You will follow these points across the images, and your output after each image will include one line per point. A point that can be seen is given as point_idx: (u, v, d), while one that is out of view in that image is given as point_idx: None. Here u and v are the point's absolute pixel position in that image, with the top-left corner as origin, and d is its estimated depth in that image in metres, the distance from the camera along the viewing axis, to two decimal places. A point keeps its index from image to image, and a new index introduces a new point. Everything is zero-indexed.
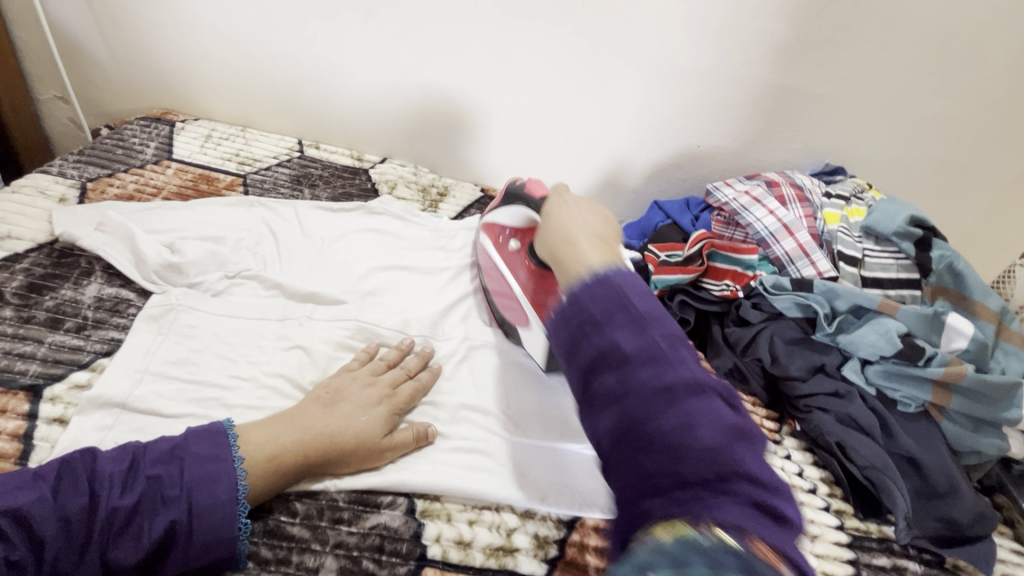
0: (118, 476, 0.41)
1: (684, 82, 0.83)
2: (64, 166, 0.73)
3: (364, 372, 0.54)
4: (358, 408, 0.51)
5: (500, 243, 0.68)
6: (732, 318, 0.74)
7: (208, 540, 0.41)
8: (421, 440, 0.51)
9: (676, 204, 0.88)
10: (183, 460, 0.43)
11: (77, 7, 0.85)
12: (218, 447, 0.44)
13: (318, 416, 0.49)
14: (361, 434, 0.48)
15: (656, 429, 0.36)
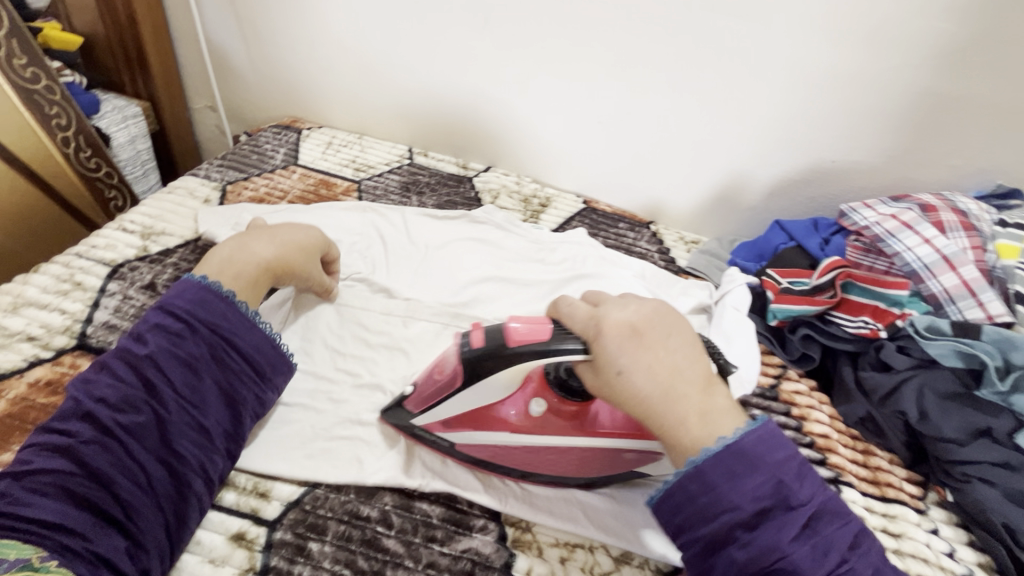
0: (160, 371, 0.45)
1: (821, 90, 0.75)
2: (210, 169, 0.81)
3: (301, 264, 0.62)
4: (279, 235, 0.57)
5: (505, 422, 0.49)
6: (869, 361, 0.64)
7: (250, 355, 0.49)
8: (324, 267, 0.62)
9: (802, 224, 0.79)
10: (204, 330, 0.47)
11: (229, 26, 0.94)
12: (201, 291, 0.49)
13: (265, 244, 0.55)
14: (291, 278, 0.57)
15: (784, 534, 0.38)
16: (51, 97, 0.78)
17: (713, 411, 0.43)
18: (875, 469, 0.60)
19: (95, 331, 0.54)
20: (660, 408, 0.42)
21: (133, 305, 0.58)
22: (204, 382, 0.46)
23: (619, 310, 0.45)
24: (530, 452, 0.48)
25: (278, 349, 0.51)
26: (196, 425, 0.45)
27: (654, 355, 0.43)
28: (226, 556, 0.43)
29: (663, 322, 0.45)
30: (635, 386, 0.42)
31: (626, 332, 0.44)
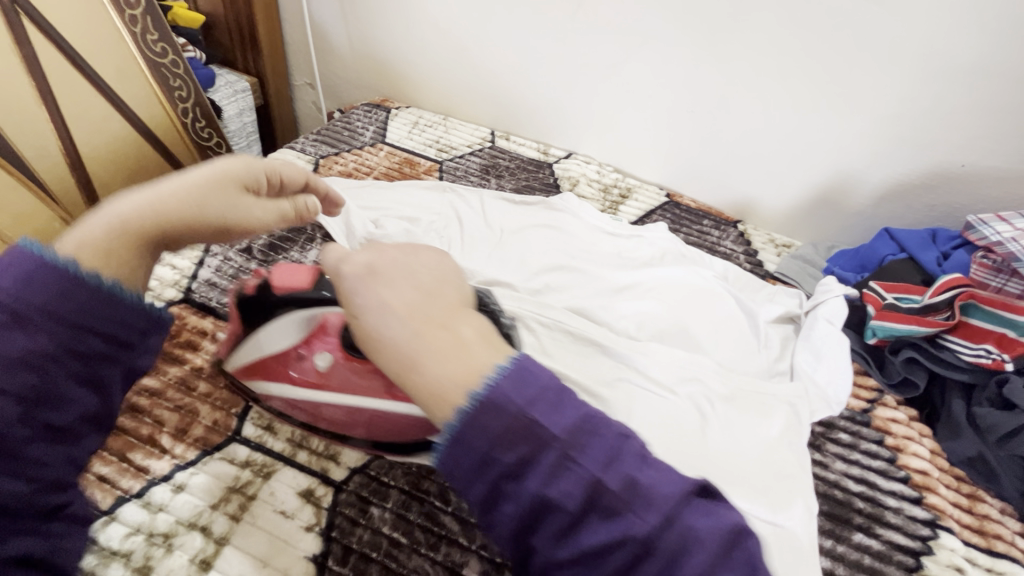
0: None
1: (960, 85, 0.67)
2: (306, 143, 0.86)
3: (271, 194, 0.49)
4: (214, 187, 0.41)
5: (288, 367, 0.47)
6: (987, 396, 0.57)
7: (118, 332, 0.34)
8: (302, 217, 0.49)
9: (917, 235, 0.71)
10: (18, 323, 0.31)
11: (333, 6, 0.98)
12: (25, 267, 0.32)
13: (215, 195, 0.41)
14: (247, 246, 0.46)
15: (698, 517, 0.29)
16: (176, 71, 0.86)
17: (478, 357, 0.31)
18: (982, 517, 0.53)
19: (198, 287, 0.59)
20: (434, 366, 0.31)
21: (231, 266, 0.62)
22: (52, 394, 0.32)
23: (385, 251, 0.37)
24: (340, 409, 0.45)
25: (149, 308, 0.36)
26: (92, 415, 0.34)
27: (400, 285, 0.35)
28: (296, 509, 0.44)
29: (422, 260, 0.37)
30: (371, 326, 0.33)
31: (361, 271, 0.35)
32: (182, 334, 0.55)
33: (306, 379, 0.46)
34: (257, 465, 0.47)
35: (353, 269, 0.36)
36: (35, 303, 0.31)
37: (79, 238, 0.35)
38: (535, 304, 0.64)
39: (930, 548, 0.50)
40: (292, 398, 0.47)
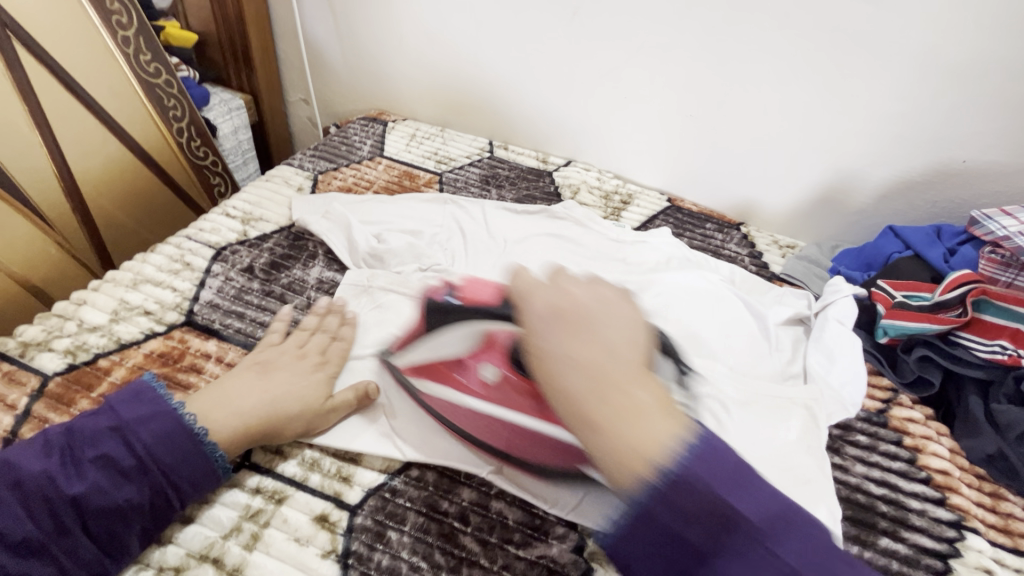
0: (85, 473, 0.40)
1: (960, 82, 0.67)
2: (303, 159, 0.85)
3: (293, 346, 0.54)
4: (294, 373, 0.50)
5: (456, 382, 0.49)
6: (1004, 391, 0.56)
7: (176, 481, 0.42)
8: (363, 399, 0.51)
9: (922, 232, 0.71)
10: (132, 435, 0.42)
11: (327, 22, 0.98)
12: (150, 401, 0.44)
13: (251, 388, 0.48)
14: (303, 399, 0.49)
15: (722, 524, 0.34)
16: (170, 91, 0.86)
17: (657, 426, 0.36)
18: (1007, 516, 0.52)
19: (200, 309, 0.58)
20: (621, 412, 0.37)
21: (233, 286, 0.61)
22: (128, 486, 0.40)
23: (621, 306, 0.45)
24: (491, 421, 0.47)
25: (207, 463, 0.44)
26: (144, 506, 0.41)
27: (598, 333, 0.41)
28: (310, 535, 0.43)
29: (619, 311, 0.45)
30: (551, 367, 0.40)
31: (581, 318, 0.42)
32: (185, 357, 0.53)
33: (466, 386, 0.49)
34: (269, 491, 0.45)
35: (539, 340, 0.42)
36: (143, 441, 0.42)
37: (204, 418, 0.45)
38: None
39: (958, 550, 0.49)
40: (422, 394, 0.50)
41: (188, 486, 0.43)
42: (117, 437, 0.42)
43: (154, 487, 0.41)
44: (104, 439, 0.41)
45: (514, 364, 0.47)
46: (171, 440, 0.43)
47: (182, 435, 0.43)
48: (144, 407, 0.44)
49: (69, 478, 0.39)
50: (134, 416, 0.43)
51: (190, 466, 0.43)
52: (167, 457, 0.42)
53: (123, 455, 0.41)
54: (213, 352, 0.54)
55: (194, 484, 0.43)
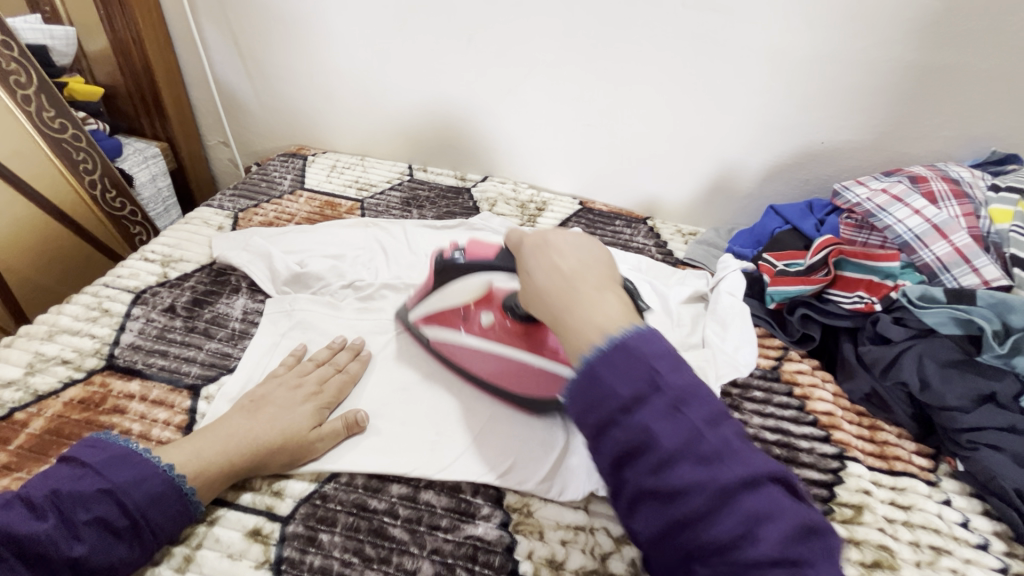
0: (50, 513, 0.40)
1: (806, 75, 0.77)
2: (223, 199, 0.86)
3: (291, 376, 0.55)
4: (281, 410, 0.51)
5: (462, 325, 0.62)
6: (868, 335, 0.63)
7: (145, 508, 0.42)
8: (351, 428, 0.53)
9: (796, 207, 0.80)
10: (98, 474, 0.42)
11: (236, 66, 1.01)
12: (110, 448, 0.44)
13: (239, 423, 0.49)
14: (288, 428, 0.50)
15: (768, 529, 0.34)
16: (77, 144, 0.85)
17: (610, 312, 0.43)
18: (883, 443, 0.60)
19: (121, 352, 0.59)
20: (562, 298, 0.45)
21: (155, 326, 0.62)
22: (99, 519, 0.41)
23: (556, 234, 0.51)
24: (505, 363, 0.58)
25: (177, 489, 0.44)
26: (114, 538, 0.41)
27: (561, 257, 0.48)
28: (243, 550, 0.45)
29: (574, 238, 0.50)
30: (538, 284, 0.48)
31: (537, 246, 0.50)
32: (107, 400, 0.54)
33: (469, 331, 0.61)
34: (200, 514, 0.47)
35: (532, 240, 0.51)
36: (109, 478, 0.42)
37: (191, 456, 0.46)
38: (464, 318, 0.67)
39: (841, 478, 0.56)
40: (437, 342, 0.62)
41: (147, 511, 0.42)
42: (78, 472, 0.42)
43: (113, 512, 0.41)
44: (65, 475, 0.42)
45: (510, 315, 0.58)
46: (127, 465, 0.44)
47: (133, 464, 0.44)
48: (104, 449, 0.45)
49: (30, 517, 0.39)
50: (99, 461, 0.43)
51: (162, 497, 0.43)
52: (124, 484, 0.42)
53: (81, 487, 0.41)
54: (136, 392, 0.55)
55: (151, 513, 0.43)
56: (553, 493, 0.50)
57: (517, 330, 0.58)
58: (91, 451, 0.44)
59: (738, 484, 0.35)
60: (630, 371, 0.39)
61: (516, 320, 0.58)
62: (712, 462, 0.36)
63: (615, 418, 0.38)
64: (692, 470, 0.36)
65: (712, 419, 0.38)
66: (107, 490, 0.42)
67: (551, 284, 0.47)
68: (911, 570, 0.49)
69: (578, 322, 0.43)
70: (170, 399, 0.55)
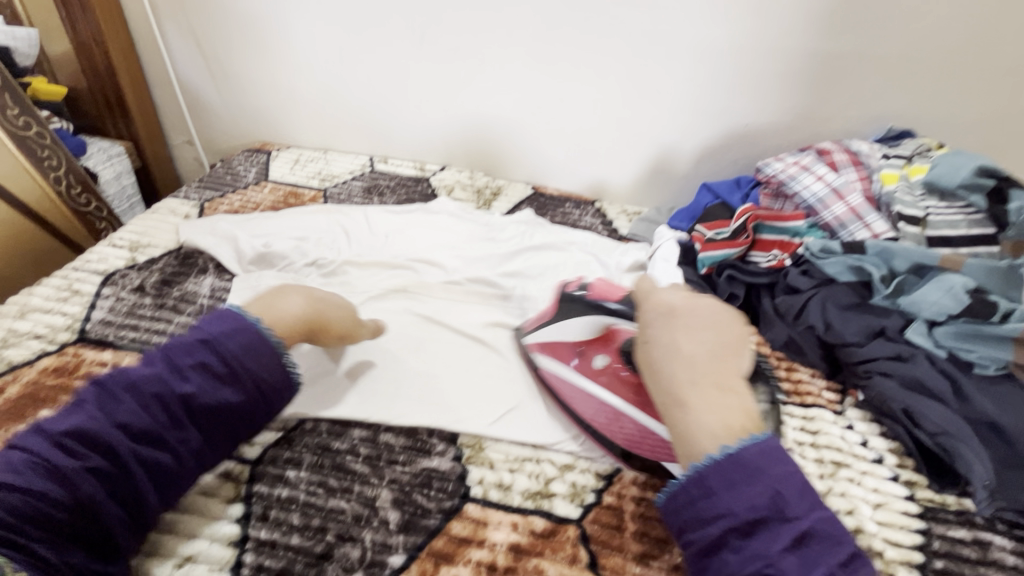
0: (174, 372, 0.46)
1: (727, 63, 0.85)
2: (189, 191, 0.90)
3: (313, 320, 0.62)
4: (321, 339, 0.57)
5: (571, 361, 0.59)
6: (782, 288, 0.71)
7: (262, 380, 0.49)
8: (382, 359, 0.59)
9: (725, 183, 0.88)
10: (215, 342, 0.48)
11: (198, 66, 1.04)
12: (233, 320, 0.50)
13: (285, 343, 0.55)
14: (324, 342, 0.57)
15: (775, 542, 0.38)
16: (43, 142, 0.88)
17: (722, 410, 0.45)
18: (797, 381, 0.67)
19: (93, 326, 0.62)
20: (671, 400, 0.47)
21: (125, 303, 0.66)
22: (215, 384, 0.47)
23: (675, 297, 0.53)
24: (609, 412, 0.54)
25: (285, 366, 0.51)
26: (230, 403, 0.47)
27: (683, 337, 0.49)
28: (215, 488, 0.49)
29: (701, 310, 0.51)
30: (650, 354, 0.50)
31: (662, 312, 0.52)
32: (80, 368, 0.57)
33: (581, 372, 0.58)
34: None
35: (651, 309, 0.53)
36: (232, 347, 0.48)
37: None
38: (422, 289, 0.73)
39: None
40: (545, 372, 0.60)
41: (256, 372, 0.49)
42: (187, 353, 0.47)
43: (228, 389, 0.47)
44: (188, 361, 0.47)
45: (625, 361, 0.56)
46: (237, 334, 0.49)
47: (263, 346, 0.50)
48: (225, 324, 0.50)
49: (144, 404, 0.44)
50: (220, 331, 0.49)
51: (265, 361, 0.49)
52: (249, 361, 0.48)
53: (187, 373, 0.46)
54: (109, 360, 0.59)
55: (271, 384, 0.50)
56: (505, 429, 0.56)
57: (637, 386, 0.55)
58: (180, 338, 0.49)
59: (805, 524, 0.39)
60: (736, 475, 0.41)
61: (632, 373, 0.56)
62: (779, 510, 0.39)
63: (710, 515, 0.40)
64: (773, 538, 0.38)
65: (801, 498, 0.40)
66: (221, 368, 0.47)
67: (647, 355, 0.50)
68: (815, 481, 0.56)
69: (681, 404, 0.46)
70: None
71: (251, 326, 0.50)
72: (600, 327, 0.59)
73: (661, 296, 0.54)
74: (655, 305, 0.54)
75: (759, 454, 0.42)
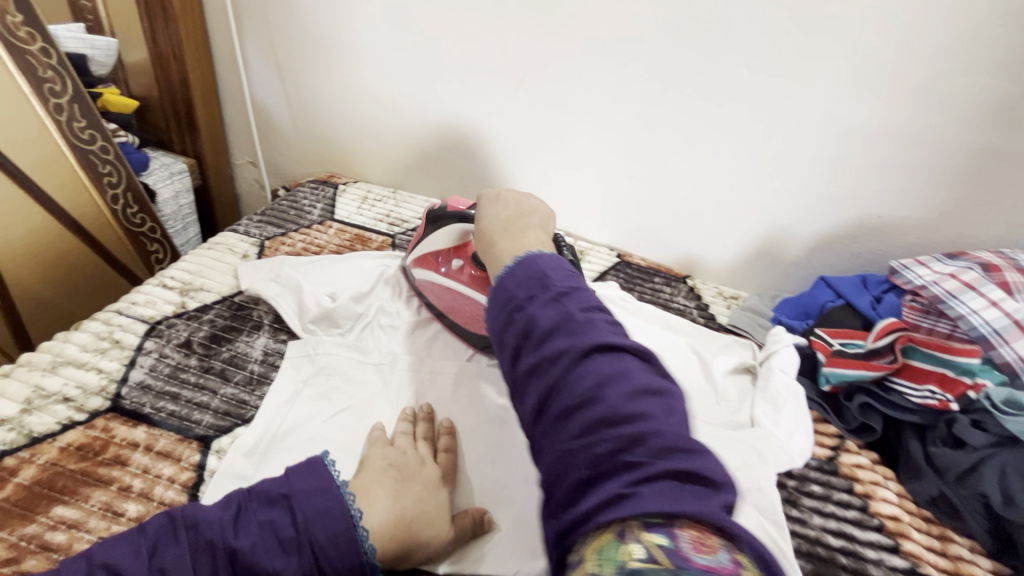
0: (230, 523, 0.41)
1: (870, 147, 0.73)
2: (249, 225, 0.83)
3: (416, 451, 0.51)
4: (427, 491, 0.48)
5: (437, 268, 0.66)
6: (939, 435, 0.59)
7: (327, 551, 0.41)
8: (480, 526, 0.48)
9: (850, 281, 0.75)
10: (291, 499, 0.43)
11: (275, 88, 0.99)
12: (318, 477, 0.45)
13: (384, 497, 0.45)
14: (435, 521, 0.46)
15: (625, 386, 0.38)
16: (105, 157, 0.82)
17: (515, 255, 0.52)
18: (956, 558, 0.54)
19: (129, 391, 0.54)
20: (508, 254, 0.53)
21: (167, 364, 0.57)
22: (267, 553, 0.40)
23: (519, 196, 0.63)
24: (461, 298, 0.64)
25: (354, 548, 0.42)
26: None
27: (528, 225, 0.58)
28: None
29: (516, 198, 0.63)
30: (488, 239, 0.57)
31: (518, 249, 0.53)
32: (108, 448, 0.49)
33: (447, 277, 0.65)
34: None
35: (500, 207, 0.61)
36: (304, 512, 0.42)
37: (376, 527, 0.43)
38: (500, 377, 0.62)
39: None
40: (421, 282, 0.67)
41: (324, 547, 0.41)
42: (265, 506, 0.42)
43: (289, 562, 0.40)
44: (261, 516, 0.42)
45: (477, 263, 0.63)
46: (315, 495, 0.43)
47: (341, 516, 0.43)
48: (311, 480, 0.44)
49: (195, 553, 0.39)
50: (303, 486, 0.44)
51: (336, 541, 0.41)
52: (319, 532, 0.41)
53: (250, 529, 0.41)
54: (140, 441, 0.50)
55: (335, 568, 0.41)
56: None
57: (482, 282, 0.63)
58: (267, 481, 0.45)
59: (670, 443, 0.35)
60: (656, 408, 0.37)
61: (483, 269, 0.64)
62: (658, 418, 0.37)
63: (563, 366, 0.40)
64: (657, 466, 0.34)
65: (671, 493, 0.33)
66: (290, 533, 0.41)
67: (494, 217, 0.59)
68: None
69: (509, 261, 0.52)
70: (178, 452, 0.49)
71: (335, 492, 0.44)
72: (460, 234, 0.65)
73: (491, 200, 0.62)
74: (492, 229, 0.58)
75: (564, 278, 0.46)
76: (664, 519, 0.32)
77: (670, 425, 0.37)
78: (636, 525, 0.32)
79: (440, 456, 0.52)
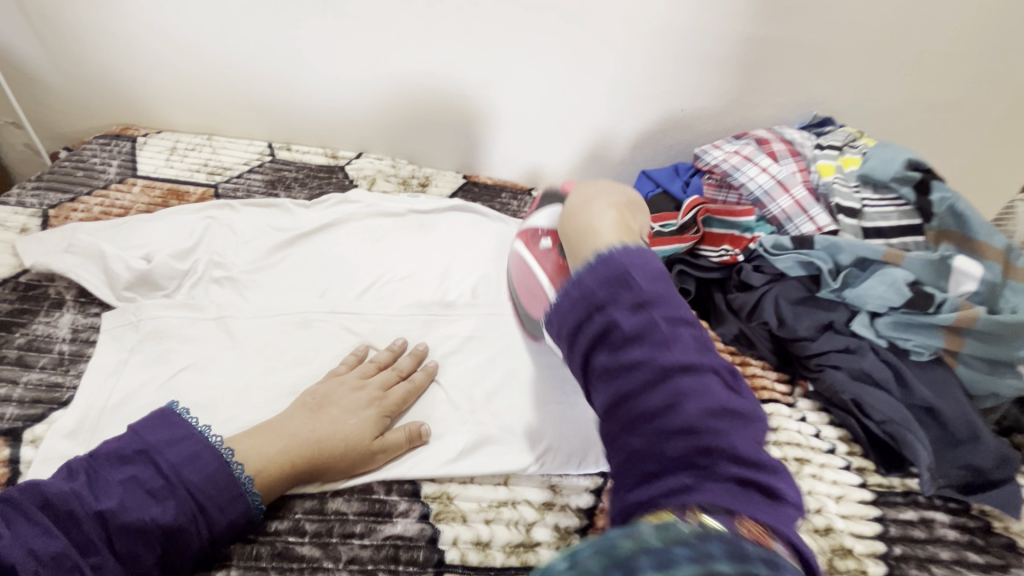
0: (84, 489, 0.38)
1: (666, 46, 0.80)
2: (23, 194, 0.70)
3: (354, 376, 0.53)
4: (347, 412, 0.49)
5: (536, 250, 0.63)
6: (733, 284, 0.71)
7: (205, 490, 0.40)
8: (414, 439, 0.50)
9: (664, 170, 0.83)
10: (150, 453, 0.41)
11: (18, 26, 0.81)
12: (172, 427, 0.42)
13: (303, 423, 0.47)
14: (351, 439, 0.47)
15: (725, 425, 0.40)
16: None
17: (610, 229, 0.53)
18: (752, 375, 0.67)
19: None
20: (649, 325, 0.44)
21: None
22: (138, 505, 0.38)
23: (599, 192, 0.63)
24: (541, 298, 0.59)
25: (230, 481, 0.41)
26: (164, 526, 0.38)
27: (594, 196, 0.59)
28: None
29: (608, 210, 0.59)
30: (580, 232, 0.55)
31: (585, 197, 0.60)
32: None
33: (537, 259, 0.62)
34: None
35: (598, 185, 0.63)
36: (170, 461, 0.40)
37: (259, 454, 0.43)
38: (355, 305, 0.62)
39: None
40: (517, 258, 0.65)
41: (202, 488, 0.40)
42: (119, 465, 0.40)
43: (164, 508, 0.39)
44: (119, 476, 0.39)
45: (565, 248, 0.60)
46: (178, 444, 0.42)
47: (212, 457, 0.42)
48: (167, 429, 0.42)
49: (55, 526, 0.36)
50: (159, 439, 0.41)
51: (213, 484, 0.41)
52: (190, 475, 0.40)
53: (112, 489, 0.38)
54: None
55: (216, 503, 0.40)
56: (472, 474, 0.49)
57: (562, 271, 0.60)
58: (112, 442, 0.41)
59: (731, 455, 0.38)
60: (648, 378, 0.42)
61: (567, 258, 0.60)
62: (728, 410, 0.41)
63: (590, 320, 0.46)
64: (690, 419, 0.40)
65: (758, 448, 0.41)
66: (158, 484, 0.39)
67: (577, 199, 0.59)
68: None
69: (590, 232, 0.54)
70: None
71: (198, 434, 0.42)
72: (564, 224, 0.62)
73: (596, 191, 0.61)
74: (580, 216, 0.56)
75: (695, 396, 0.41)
76: (723, 509, 0.34)
77: (721, 389, 0.42)
78: (694, 506, 0.35)
79: (397, 387, 0.53)
